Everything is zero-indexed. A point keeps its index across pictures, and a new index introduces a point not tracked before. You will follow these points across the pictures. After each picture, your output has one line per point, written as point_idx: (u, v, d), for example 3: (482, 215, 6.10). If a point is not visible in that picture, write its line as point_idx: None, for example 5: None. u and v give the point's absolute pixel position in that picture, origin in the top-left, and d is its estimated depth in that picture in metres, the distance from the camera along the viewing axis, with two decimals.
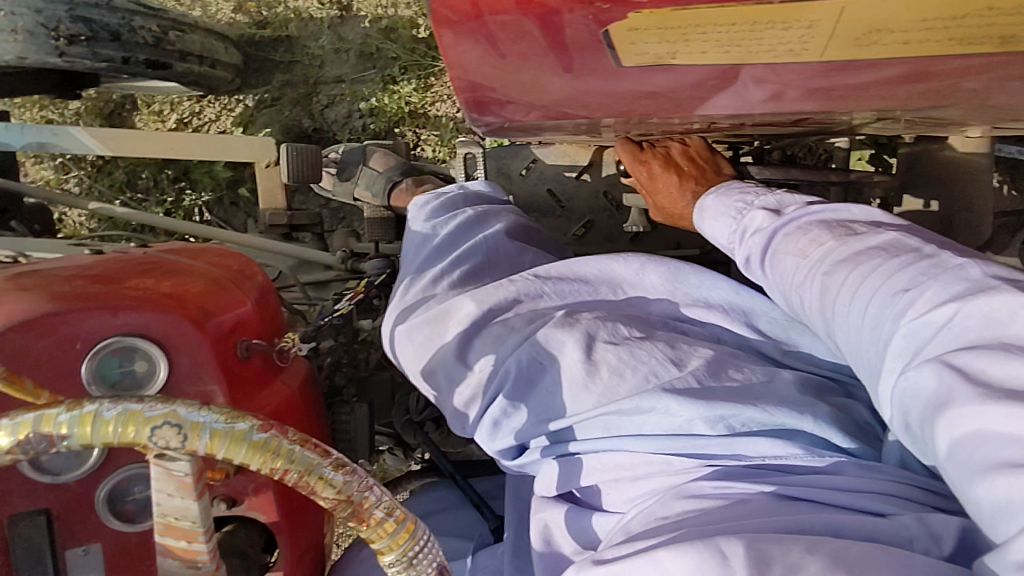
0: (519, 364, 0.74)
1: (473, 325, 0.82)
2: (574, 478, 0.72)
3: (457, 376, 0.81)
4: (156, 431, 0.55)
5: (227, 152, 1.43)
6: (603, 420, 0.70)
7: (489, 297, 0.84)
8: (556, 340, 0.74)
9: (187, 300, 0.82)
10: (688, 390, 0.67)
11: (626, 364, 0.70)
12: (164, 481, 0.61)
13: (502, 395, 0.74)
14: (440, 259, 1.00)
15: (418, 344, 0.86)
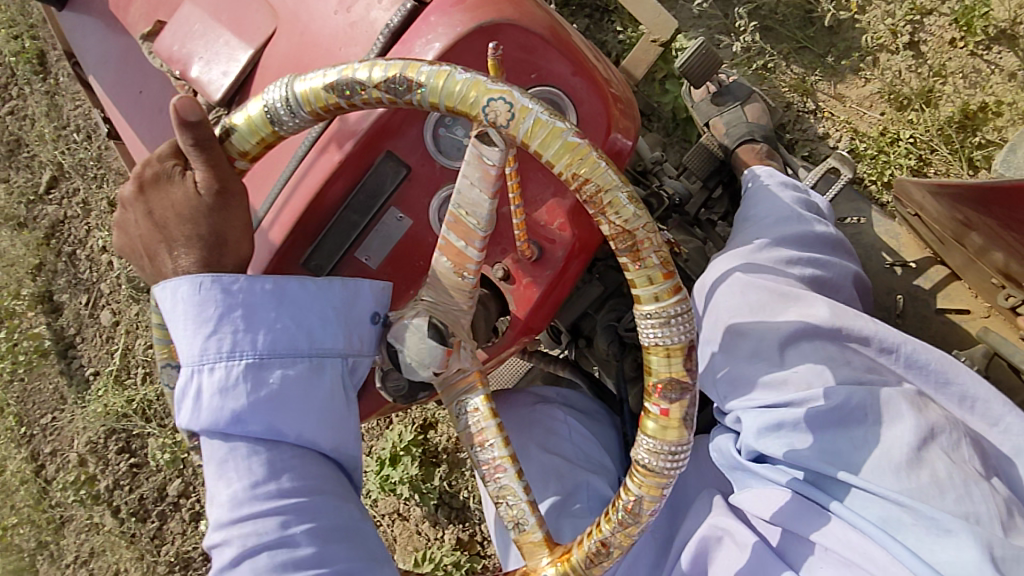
0: (849, 401, 0.78)
1: (815, 329, 0.83)
2: (803, 526, 0.81)
3: (763, 353, 0.84)
4: (494, 101, 0.61)
5: (634, 8, 1.44)
6: (890, 506, 0.75)
7: (846, 319, 0.84)
8: (898, 413, 0.77)
9: (613, 110, 0.85)
10: (996, 554, 0.70)
11: (950, 485, 0.73)
12: (474, 169, 0.67)
13: (814, 410, 0.78)
14: (800, 245, 0.97)
15: (748, 302, 0.87)
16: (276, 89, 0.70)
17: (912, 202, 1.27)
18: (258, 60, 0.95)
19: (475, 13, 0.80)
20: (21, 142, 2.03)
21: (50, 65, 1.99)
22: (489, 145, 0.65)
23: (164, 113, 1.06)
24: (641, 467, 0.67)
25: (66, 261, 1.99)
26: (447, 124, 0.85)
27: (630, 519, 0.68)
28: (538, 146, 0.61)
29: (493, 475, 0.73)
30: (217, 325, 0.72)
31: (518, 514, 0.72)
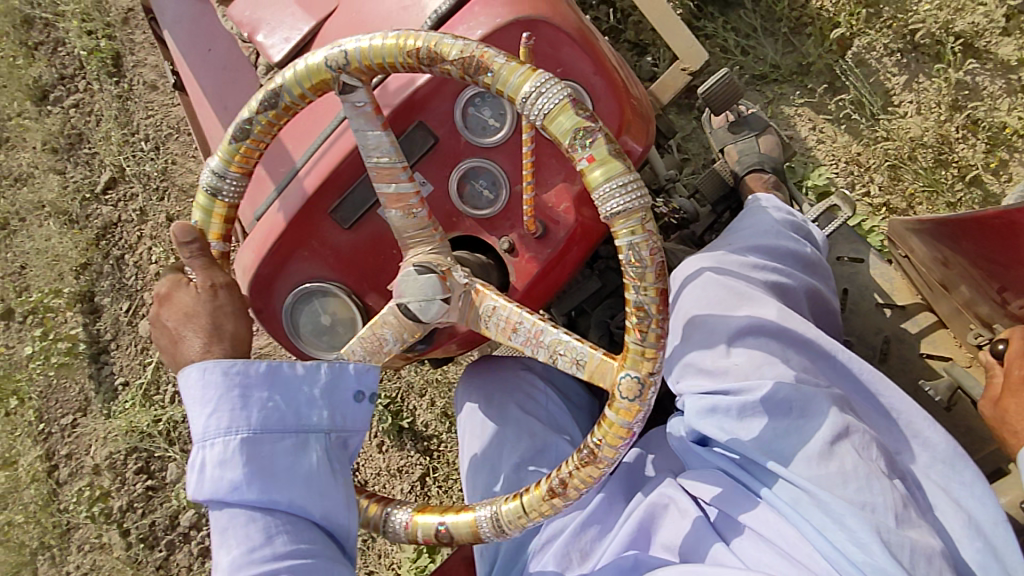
0: (778, 393, 0.83)
1: (762, 327, 0.90)
2: (735, 507, 0.90)
3: (711, 343, 0.91)
4: (328, 55, 0.81)
5: (669, 36, 1.53)
6: (801, 491, 0.82)
7: (792, 324, 0.91)
8: (821, 408, 0.83)
9: (626, 109, 0.95)
10: (890, 541, 0.76)
11: (857, 478, 0.79)
12: (359, 119, 0.85)
13: (746, 397, 0.84)
14: (774, 260, 1.06)
15: (710, 296, 0.95)
16: (208, 174, 0.90)
17: (903, 244, 1.31)
18: (318, 31, 1.07)
19: (514, 8, 0.90)
20: (83, 138, 2.14)
21: (123, 70, 2.13)
22: (350, 90, 0.83)
23: (225, 70, 1.18)
24: (614, 219, 0.74)
25: (113, 263, 2.11)
26: (476, 104, 0.94)
27: (640, 271, 0.74)
28: (376, 53, 0.80)
29: (534, 348, 0.84)
30: (216, 406, 0.82)
31: (572, 353, 0.82)
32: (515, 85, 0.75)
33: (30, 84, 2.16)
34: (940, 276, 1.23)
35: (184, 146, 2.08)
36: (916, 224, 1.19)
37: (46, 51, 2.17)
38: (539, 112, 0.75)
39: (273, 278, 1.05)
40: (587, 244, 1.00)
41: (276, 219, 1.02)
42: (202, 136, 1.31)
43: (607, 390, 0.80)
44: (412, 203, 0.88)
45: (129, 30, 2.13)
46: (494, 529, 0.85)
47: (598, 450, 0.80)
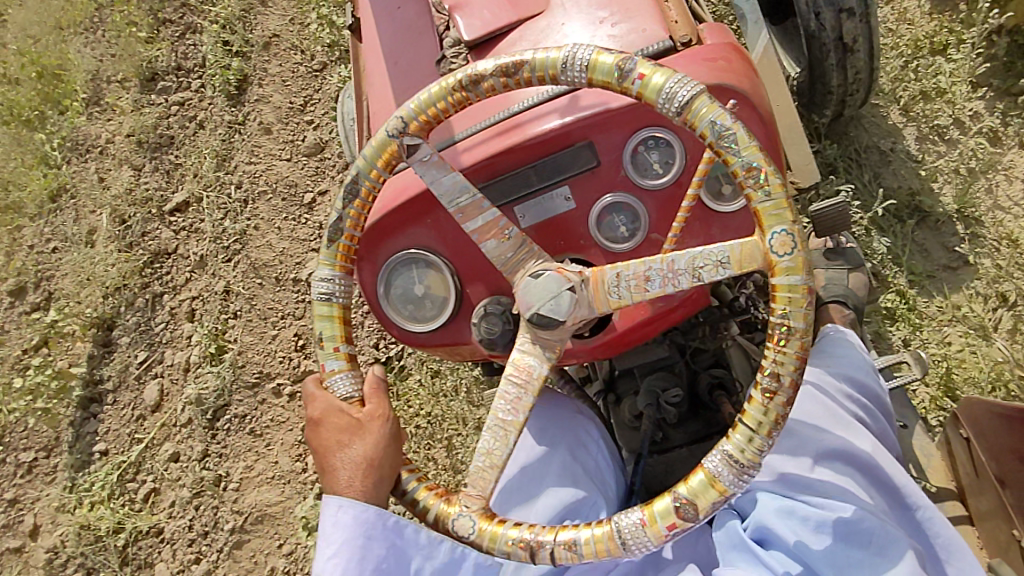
0: (860, 524, 0.84)
1: (854, 455, 0.93)
2: None
3: (799, 451, 0.94)
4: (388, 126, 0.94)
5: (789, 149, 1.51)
6: None
7: (884, 462, 0.93)
8: (899, 552, 0.83)
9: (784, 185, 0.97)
10: None
11: None
12: (432, 169, 0.93)
13: (827, 515, 0.85)
14: (875, 396, 1.06)
15: (810, 406, 0.97)
16: (320, 285, 1.01)
17: (972, 423, 1.29)
18: (513, 29, 1.10)
19: (718, 74, 0.93)
20: (174, 140, 2.30)
21: (243, 101, 2.27)
22: (416, 149, 0.93)
23: (408, 31, 1.22)
24: (688, 108, 0.81)
25: (148, 299, 2.16)
26: (648, 146, 0.96)
27: (732, 139, 0.80)
28: (426, 104, 0.92)
29: (676, 281, 0.84)
30: (338, 551, 0.91)
31: (713, 259, 0.82)
32: (553, 58, 0.85)
33: (144, 62, 2.36)
34: (998, 466, 1.23)
35: (272, 212, 2.14)
36: (992, 405, 1.23)
37: (179, 52, 2.37)
38: (582, 66, 0.84)
39: (387, 232, 1.06)
40: (692, 309, 1.06)
41: (418, 178, 1.04)
42: (359, 78, 1.35)
43: (763, 269, 0.81)
44: (501, 227, 0.92)
45: (266, 56, 2.29)
46: (735, 474, 0.81)
47: (791, 326, 0.79)
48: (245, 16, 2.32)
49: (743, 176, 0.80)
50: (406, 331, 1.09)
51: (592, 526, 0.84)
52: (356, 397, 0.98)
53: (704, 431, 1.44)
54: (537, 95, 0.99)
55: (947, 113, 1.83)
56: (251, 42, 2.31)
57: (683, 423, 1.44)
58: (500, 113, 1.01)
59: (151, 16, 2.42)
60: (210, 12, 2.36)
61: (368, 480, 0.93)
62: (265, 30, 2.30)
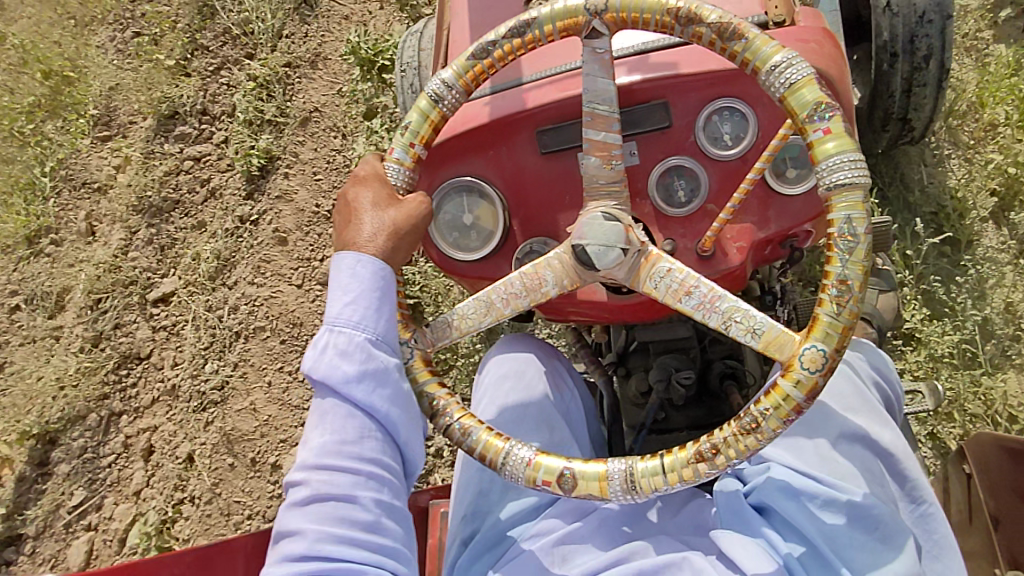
0: (869, 513, 0.85)
1: (870, 443, 0.93)
2: None
3: (819, 428, 0.94)
4: (590, 1, 0.87)
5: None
6: None
7: (901, 455, 0.94)
8: (900, 542, 0.85)
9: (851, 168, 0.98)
10: None
11: None
12: (592, 63, 0.89)
13: (836, 496, 0.86)
14: (894, 399, 1.07)
15: (840, 389, 0.97)
16: (435, 83, 0.97)
17: (977, 460, 1.28)
18: None
19: (810, 57, 0.93)
20: (177, 205, 2.25)
21: (259, 196, 2.19)
22: (596, 36, 0.88)
23: None
24: (838, 190, 0.80)
25: (105, 418, 2.13)
26: (723, 116, 0.97)
27: (849, 245, 0.80)
28: (636, 6, 0.86)
29: (707, 313, 0.87)
30: (357, 297, 0.85)
31: (750, 323, 0.85)
32: (768, 55, 0.82)
33: (165, 99, 2.30)
34: (993, 499, 1.25)
35: (262, 360, 2.05)
36: (994, 442, 1.23)
37: (209, 95, 2.31)
38: (785, 82, 0.82)
39: (447, 158, 1.08)
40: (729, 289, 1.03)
41: (481, 111, 1.07)
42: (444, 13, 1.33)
43: (782, 363, 0.84)
44: (613, 156, 0.90)
45: (302, 132, 2.21)
46: (625, 488, 0.86)
47: (760, 425, 0.84)
48: (285, 82, 2.25)
49: (832, 283, 0.80)
50: (446, 257, 1.11)
51: (491, 433, 0.91)
52: (404, 191, 0.96)
53: (704, 418, 1.46)
54: (622, 49, 1.00)
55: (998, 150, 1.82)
56: (287, 112, 2.22)
57: (685, 407, 1.47)
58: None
59: (183, 52, 2.35)
60: (248, 68, 2.28)
61: (393, 240, 0.89)
62: (307, 102, 2.22)
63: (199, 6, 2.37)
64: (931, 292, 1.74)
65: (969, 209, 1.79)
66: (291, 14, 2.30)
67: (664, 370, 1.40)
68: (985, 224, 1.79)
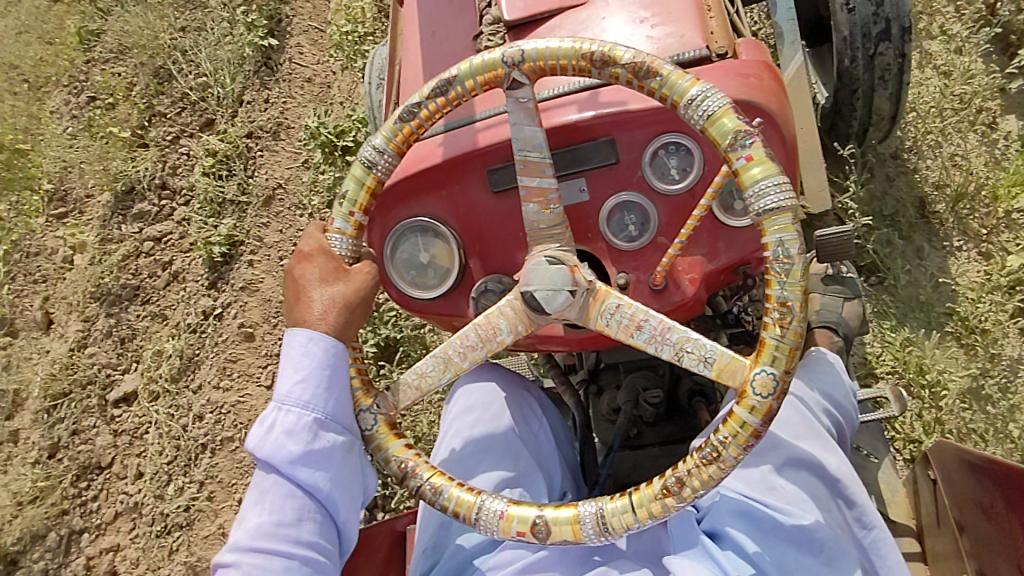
0: (817, 537, 0.88)
1: (819, 468, 0.95)
2: None
3: (768, 455, 0.96)
4: (506, 52, 0.90)
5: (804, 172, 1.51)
6: None
7: (848, 479, 0.96)
8: (846, 564, 0.89)
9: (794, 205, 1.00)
10: None
11: None
12: (519, 114, 0.92)
13: (785, 521, 0.89)
14: (845, 420, 1.10)
15: (787, 415, 1.00)
16: (366, 150, 0.99)
17: (941, 467, 1.32)
18: (553, 17, 1.11)
19: (747, 90, 0.94)
20: (137, 291, 2.23)
21: (223, 285, 2.17)
22: (517, 87, 0.91)
23: (451, 5, 1.21)
24: (768, 215, 0.82)
25: (64, 537, 2.05)
26: (669, 150, 0.98)
27: (787, 267, 0.81)
28: (550, 53, 0.88)
29: (659, 346, 0.87)
30: (306, 377, 0.91)
31: (701, 352, 0.86)
32: (684, 89, 0.84)
33: (120, 177, 2.31)
34: (954, 505, 1.27)
35: (230, 480, 1.99)
36: (954, 451, 1.27)
37: (168, 168, 2.32)
38: (704, 113, 0.84)
39: (401, 198, 1.08)
40: (684, 317, 1.04)
41: (435, 151, 1.06)
42: (395, 42, 1.36)
43: (736, 389, 0.85)
44: (550, 200, 0.92)
45: (265, 212, 2.20)
46: (596, 529, 0.87)
47: (719, 454, 0.85)
48: (245, 157, 2.26)
49: (774, 308, 0.82)
50: (404, 295, 1.11)
51: (463, 489, 0.92)
52: (349, 260, 0.98)
53: (676, 434, 1.47)
54: (568, 86, 1.01)
55: (949, 153, 1.88)
56: (250, 191, 2.22)
57: (657, 424, 1.48)
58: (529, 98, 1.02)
59: (141, 121, 2.38)
60: (206, 142, 2.29)
61: (342, 319, 0.94)
62: (270, 178, 2.23)
63: (154, 70, 2.42)
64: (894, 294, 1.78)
65: (926, 211, 1.85)
66: (251, 76, 2.34)
67: (633, 386, 1.40)
68: (942, 225, 1.84)
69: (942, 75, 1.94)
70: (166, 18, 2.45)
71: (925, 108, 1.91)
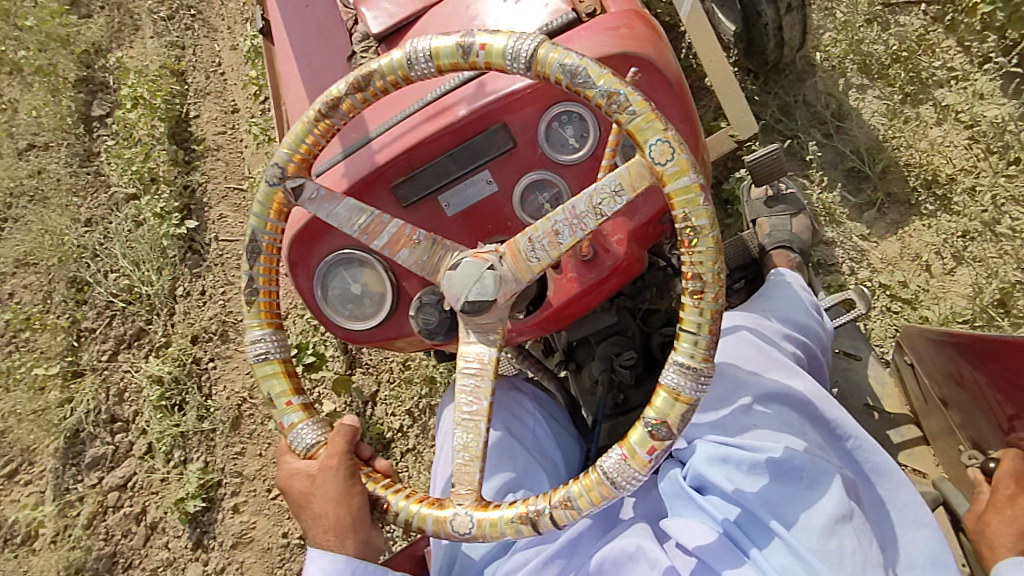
0: (793, 463, 0.89)
1: (788, 396, 0.98)
2: (718, 561, 0.89)
3: (733, 397, 0.99)
4: (270, 176, 0.92)
5: (726, 101, 1.54)
6: (798, 565, 0.84)
7: (816, 400, 0.98)
8: (826, 484, 0.88)
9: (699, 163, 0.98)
10: None
11: (843, 562, 0.83)
12: (326, 204, 0.91)
13: (759, 456, 0.90)
14: (807, 341, 1.12)
15: (744, 354, 1.03)
16: (253, 346, 0.97)
17: (914, 351, 1.32)
18: (421, 17, 1.09)
19: (621, 42, 0.93)
20: (116, 556, 1.97)
21: (210, 542, 1.95)
22: (302, 188, 0.92)
23: (318, 30, 1.18)
24: (536, 63, 0.80)
25: None
26: (562, 121, 0.97)
27: (581, 80, 0.79)
28: (297, 141, 0.91)
29: (582, 225, 0.82)
30: None
31: (607, 192, 0.82)
32: (396, 63, 0.85)
33: (56, 423, 2.02)
34: (934, 379, 1.26)
35: None
36: (920, 331, 1.27)
37: (112, 396, 2.05)
38: (426, 57, 0.84)
39: (320, 234, 1.05)
40: (624, 279, 1.04)
41: (342, 178, 1.01)
42: (278, 88, 1.33)
43: (655, 181, 0.80)
44: (409, 234, 0.90)
45: (236, 437, 1.99)
46: (694, 380, 0.79)
47: (697, 226, 0.78)
48: (195, 372, 2.03)
49: (607, 104, 0.79)
50: (348, 330, 1.10)
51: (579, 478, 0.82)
52: (314, 449, 0.95)
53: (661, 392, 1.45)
54: (452, 80, 0.99)
55: (886, 49, 1.74)
56: (210, 409, 2.01)
57: (640, 385, 1.45)
58: (418, 102, 1.01)
59: (70, 341, 2.09)
60: (146, 368, 2.04)
61: (335, 534, 0.94)
62: (232, 394, 2.01)
63: (69, 277, 2.12)
64: (849, 200, 1.73)
65: (864, 104, 1.75)
66: (177, 266, 2.11)
67: (605, 356, 1.39)
68: (886, 115, 1.73)
69: (969, 127, 1.69)
70: (70, 215, 2.16)
71: (907, 84, 1.73)
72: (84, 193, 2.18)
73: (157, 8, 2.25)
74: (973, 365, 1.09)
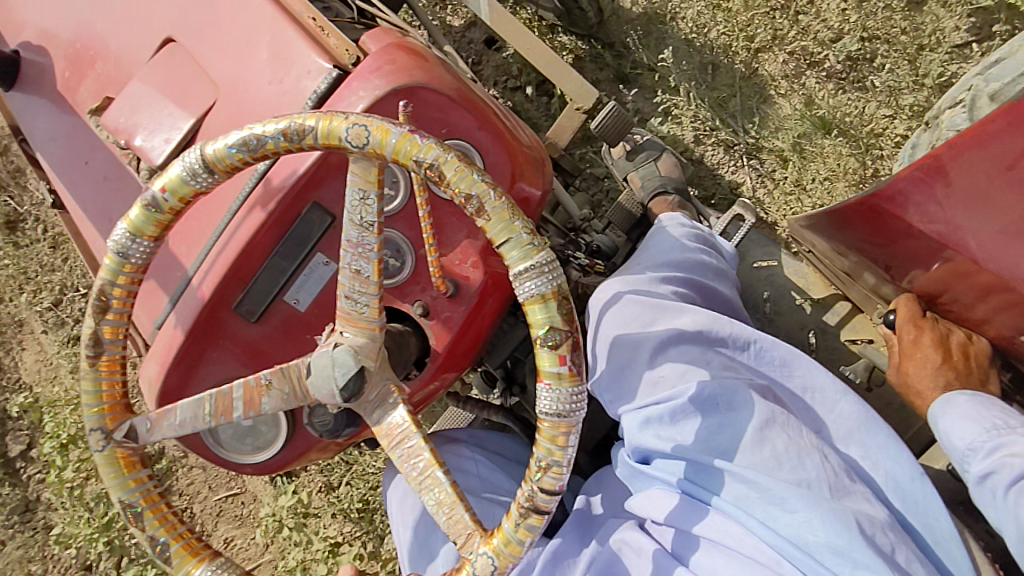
0: (706, 393, 0.90)
1: (681, 334, 0.96)
2: (685, 521, 0.91)
3: (637, 358, 0.96)
4: (99, 447, 0.83)
5: (559, 80, 1.52)
6: (748, 484, 0.87)
7: (710, 326, 0.97)
8: (747, 399, 0.90)
9: (503, 171, 0.98)
10: (842, 489, 0.86)
11: (784, 458, 0.86)
12: (167, 427, 0.83)
13: (677, 403, 0.90)
14: (688, 271, 1.11)
15: (631, 314, 0.99)
16: None
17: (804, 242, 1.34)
18: (200, 127, 1.03)
19: (391, 78, 0.92)
20: None
21: None
22: (134, 431, 0.83)
23: (106, 180, 1.11)
24: (220, 156, 0.76)
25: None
26: None
27: (258, 143, 0.75)
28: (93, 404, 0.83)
29: (364, 247, 0.77)
30: None
31: (358, 205, 0.75)
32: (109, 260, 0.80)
33: None
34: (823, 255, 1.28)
35: None
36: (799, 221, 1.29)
37: None
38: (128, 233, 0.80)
39: (183, 386, 0.98)
40: (501, 296, 1.00)
41: (180, 324, 0.96)
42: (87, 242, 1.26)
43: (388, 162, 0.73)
44: (256, 380, 0.81)
45: None
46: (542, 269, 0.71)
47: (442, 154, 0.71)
48: None
49: (291, 142, 0.74)
50: (261, 465, 1.03)
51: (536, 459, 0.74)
52: None
53: None
54: (250, 176, 0.95)
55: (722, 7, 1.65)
56: None
57: None
58: (226, 212, 0.96)
59: None
60: None
61: None
62: None
63: None
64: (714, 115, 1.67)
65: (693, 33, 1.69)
66: None
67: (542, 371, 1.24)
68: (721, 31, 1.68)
69: None
70: None
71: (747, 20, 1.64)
72: (41, 558, 1.98)
73: (37, 299, 2.03)
74: (840, 240, 1.14)
